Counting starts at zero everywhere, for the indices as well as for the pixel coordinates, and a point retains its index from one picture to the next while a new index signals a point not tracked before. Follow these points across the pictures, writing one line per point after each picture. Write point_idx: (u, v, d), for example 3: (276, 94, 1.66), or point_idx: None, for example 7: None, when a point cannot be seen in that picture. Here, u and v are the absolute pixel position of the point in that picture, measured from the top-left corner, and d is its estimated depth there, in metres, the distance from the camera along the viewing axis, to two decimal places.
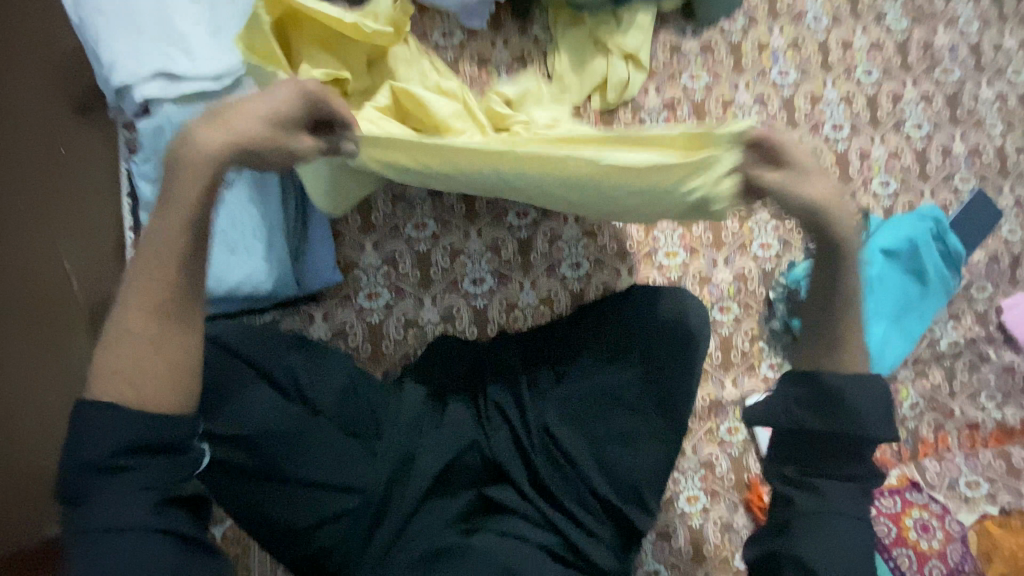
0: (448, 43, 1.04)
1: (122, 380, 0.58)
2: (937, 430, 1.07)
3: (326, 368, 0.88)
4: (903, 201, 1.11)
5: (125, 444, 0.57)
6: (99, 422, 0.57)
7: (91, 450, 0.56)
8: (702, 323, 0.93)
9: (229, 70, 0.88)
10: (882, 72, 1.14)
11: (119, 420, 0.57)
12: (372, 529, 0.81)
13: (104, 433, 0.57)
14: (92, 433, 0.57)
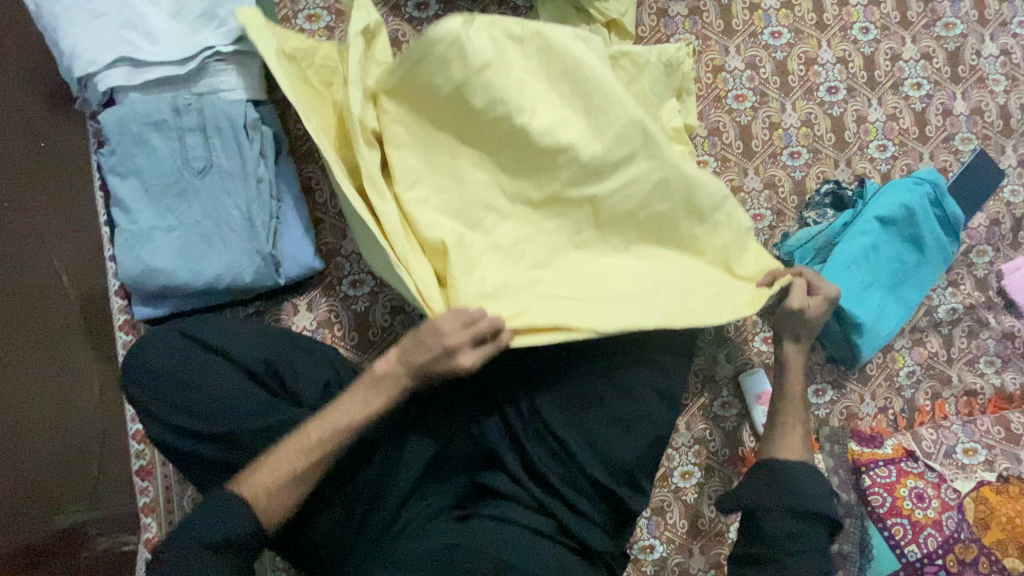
0: (422, 14, 0.99)
1: (260, 480, 0.71)
2: (933, 398, 1.08)
3: (310, 366, 0.87)
4: (900, 166, 1.08)
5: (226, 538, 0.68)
6: (221, 516, 0.68)
7: (206, 536, 0.67)
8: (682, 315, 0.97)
9: (196, 58, 0.85)
10: (876, 32, 1.09)
11: (224, 506, 0.69)
12: (365, 512, 0.81)
13: (208, 522, 0.68)
14: (211, 524, 0.68)
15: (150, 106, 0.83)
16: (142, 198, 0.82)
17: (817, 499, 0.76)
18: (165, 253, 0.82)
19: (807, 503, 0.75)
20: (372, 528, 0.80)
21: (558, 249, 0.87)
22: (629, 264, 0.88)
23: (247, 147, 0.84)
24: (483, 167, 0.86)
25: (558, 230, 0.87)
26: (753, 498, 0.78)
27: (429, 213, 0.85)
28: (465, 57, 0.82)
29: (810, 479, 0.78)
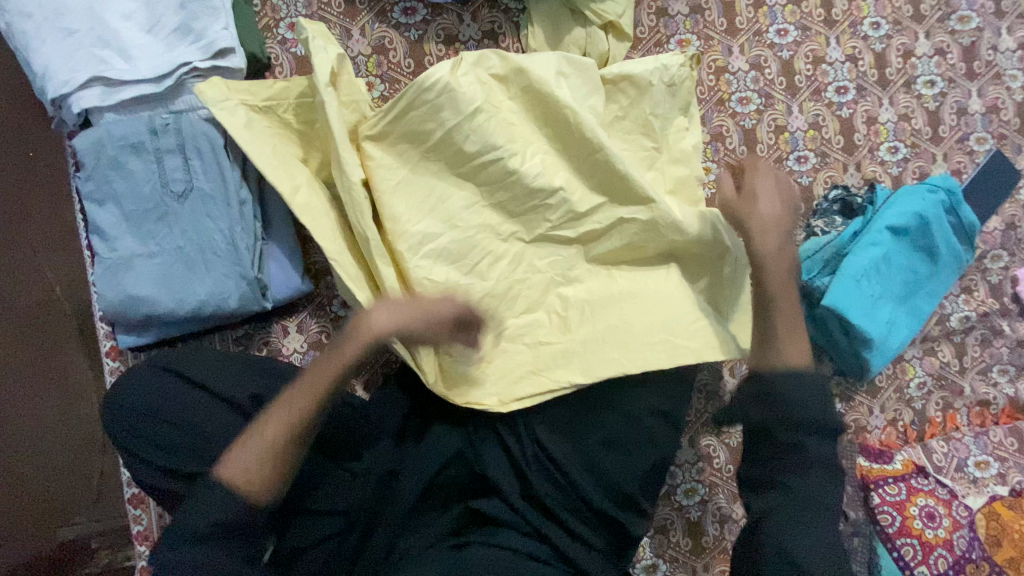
0: (409, 20, 0.95)
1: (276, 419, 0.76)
2: (944, 408, 1.05)
3: None
4: (912, 169, 1.04)
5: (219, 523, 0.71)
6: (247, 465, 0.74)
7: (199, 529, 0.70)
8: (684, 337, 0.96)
9: (173, 75, 0.81)
10: (888, 28, 1.03)
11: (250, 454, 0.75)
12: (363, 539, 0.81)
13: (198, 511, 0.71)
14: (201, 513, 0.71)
15: (126, 127, 0.79)
16: (120, 225, 0.79)
17: (811, 400, 0.66)
18: (147, 281, 0.79)
19: (807, 419, 0.65)
20: (369, 554, 0.80)
21: (548, 286, 0.94)
22: (623, 297, 0.93)
23: (228, 169, 0.81)
24: (474, 210, 0.90)
25: (550, 266, 0.94)
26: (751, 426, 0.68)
27: (425, 266, 0.87)
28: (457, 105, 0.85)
29: (800, 382, 0.67)
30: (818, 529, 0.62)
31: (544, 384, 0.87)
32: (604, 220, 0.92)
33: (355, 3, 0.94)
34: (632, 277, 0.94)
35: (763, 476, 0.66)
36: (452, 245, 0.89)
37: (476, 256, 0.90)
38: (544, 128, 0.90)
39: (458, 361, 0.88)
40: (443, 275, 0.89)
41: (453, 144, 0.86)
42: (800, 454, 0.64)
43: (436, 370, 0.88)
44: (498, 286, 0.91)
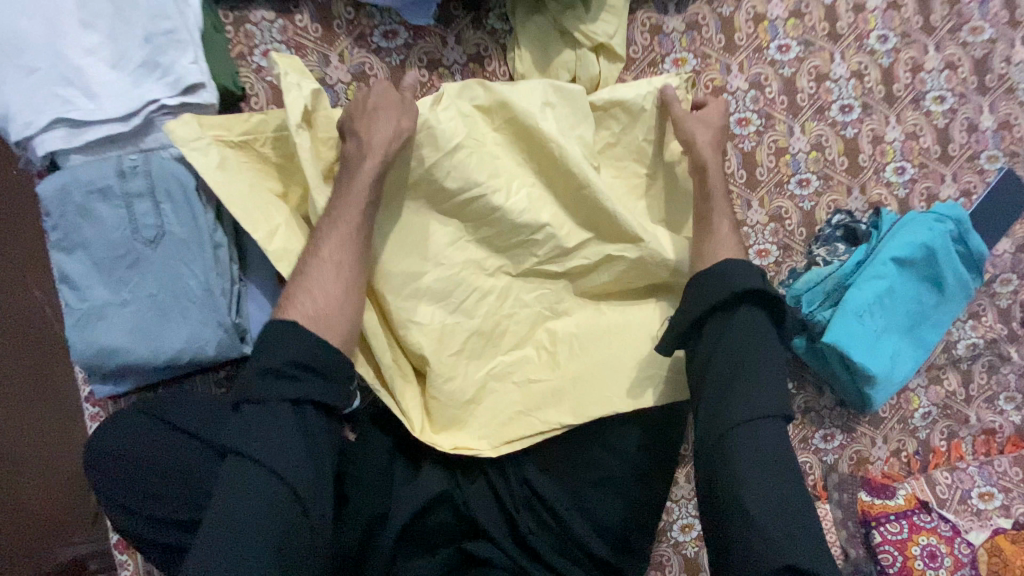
0: (390, 44, 0.90)
1: (309, 302, 0.76)
2: (949, 437, 1.02)
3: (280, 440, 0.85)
4: (919, 191, 1.00)
5: (302, 362, 0.72)
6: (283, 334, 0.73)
7: (269, 461, 0.68)
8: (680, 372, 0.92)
9: (141, 113, 0.77)
10: (895, 41, 0.98)
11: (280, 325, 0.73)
12: None
13: (262, 436, 0.70)
14: (274, 350, 0.72)
15: (93, 170, 0.76)
16: (90, 273, 0.76)
17: (760, 330, 0.76)
18: (120, 331, 0.76)
19: (762, 342, 0.75)
20: None
21: (536, 323, 0.90)
22: (613, 333, 0.89)
23: (201, 212, 0.78)
24: (457, 246, 0.86)
25: (539, 302, 0.90)
26: (727, 359, 0.75)
27: (410, 308, 0.84)
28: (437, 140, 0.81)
29: (754, 313, 0.77)
30: (774, 449, 0.70)
31: (534, 426, 0.84)
32: (595, 255, 0.88)
33: (332, 27, 0.89)
34: (622, 312, 0.91)
35: (735, 405, 0.72)
36: (436, 284, 0.85)
37: (461, 292, 0.87)
38: (531, 160, 0.87)
39: (443, 405, 0.85)
40: (428, 312, 0.85)
41: (435, 181, 0.83)
42: (761, 385, 0.73)
43: (422, 414, 0.86)
44: (485, 326, 0.87)
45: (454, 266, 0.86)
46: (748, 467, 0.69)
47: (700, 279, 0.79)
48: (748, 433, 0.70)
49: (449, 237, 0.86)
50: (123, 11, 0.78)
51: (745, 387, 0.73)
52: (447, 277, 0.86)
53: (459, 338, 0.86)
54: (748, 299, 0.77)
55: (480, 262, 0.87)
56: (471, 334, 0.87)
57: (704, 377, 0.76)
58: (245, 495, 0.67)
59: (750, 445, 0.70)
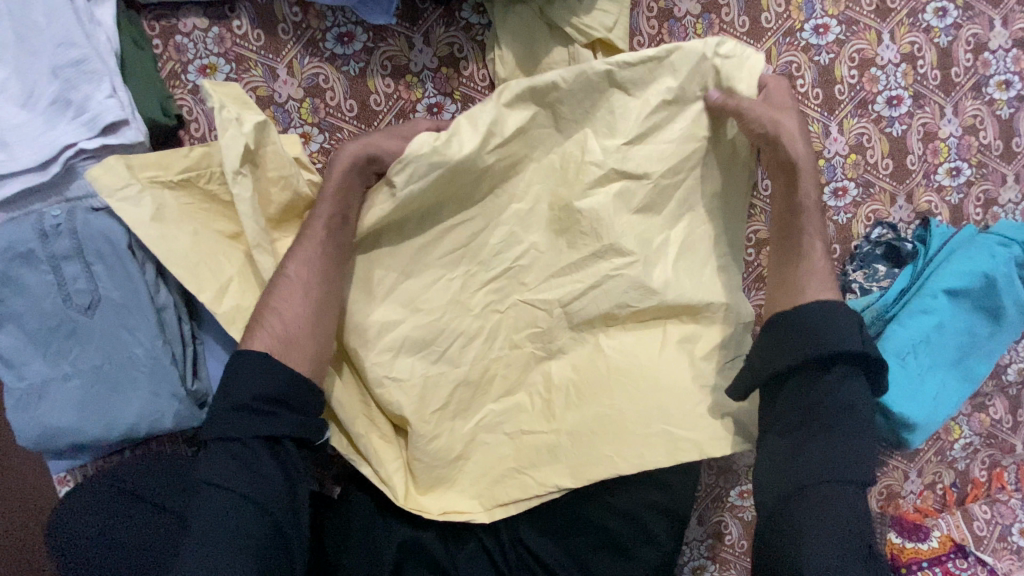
0: (346, 50, 0.76)
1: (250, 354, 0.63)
2: (992, 468, 0.92)
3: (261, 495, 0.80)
4: (975, 195, 0.85)
5: (275, 395, 0.61)
6: (257, 371, 0.61)
7: (244, 490, 0.58)
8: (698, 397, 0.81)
9: (58, 159, 0.66)
10: (957, 14, 0.81)
11: (250, 365, 0.61)
12: None
13: (241, 468, 0.59)
14: (243, 386, 0.60)
15: (11, 231, 0.66)
16: (25, 349, 0.68)
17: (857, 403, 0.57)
18: (64, 411, 0.69)
19: (861, 412, 0.57)
20: None
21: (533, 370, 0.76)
22: (619, 379, 0.73)
23: (138, 273, 0.68)
24: (437, 287, 0.72)
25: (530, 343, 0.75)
26: (805, 421, 0.58)
27: (385, 361, 0.70)
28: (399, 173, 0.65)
29: (853, 375, 0.58)
30: (857, 529, 0.54)
31: (529, 487, 0.73)
32: (595, 282, 0.73)
33: (276, 33, 0.75)
34: (631, 338, 0.75)
35: (804, 471, 0.56)
36: (413, 331, 0.71)
37: (444, 339, 0.72)
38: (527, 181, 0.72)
39: (428, 466, 0.73)
40: (405, 366, 0.71)
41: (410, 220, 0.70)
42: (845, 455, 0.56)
43: (405, 477, 0.74)
44: (475, 379, 0.74)
45: (435, 311, 0.72)
46: (813, 531, 0.53)
47: (780, 319, 0.61)
48: (821, 492, 0.55)
49: (423, 279, 0.72)
50: (22, 38, 0.66)
51: (824, 437, 0.57)
52: (426, 325, 0.71)
53: (439, 391, 0.72)
54: (851, 359, 0.58)
55: (466, 302, 0.73)
56: (457, 389, 0.73)
57: (784, 419, 0.59)
58: (217, 527, 0.57)
59: (824, 508, 0.54)
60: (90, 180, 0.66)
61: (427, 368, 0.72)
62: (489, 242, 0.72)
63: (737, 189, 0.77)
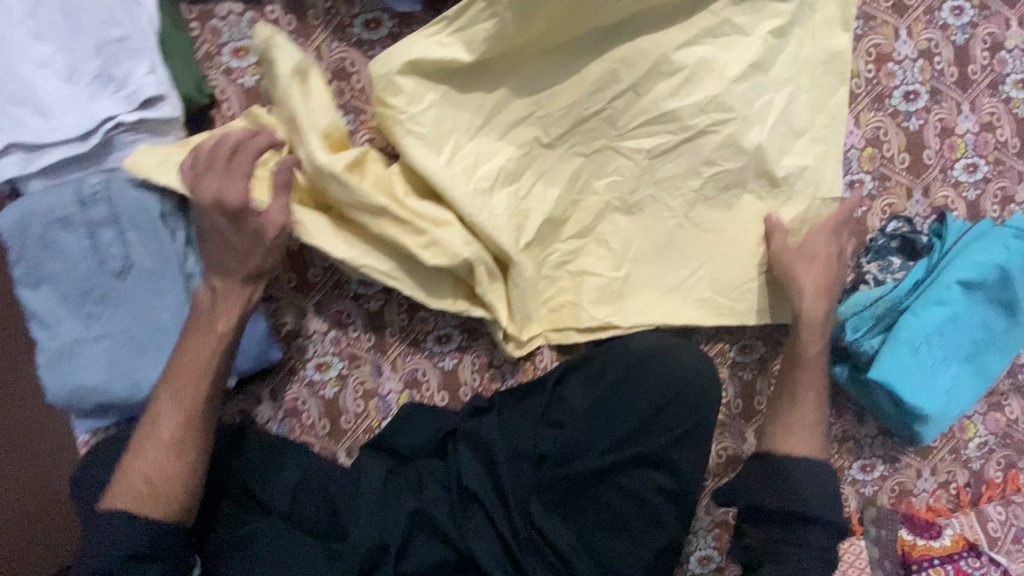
0: (372, 35, 0.79)
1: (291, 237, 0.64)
2: (1008, 468, 0.91)
3: (292, 452, 0.82)
4: (993, 192, 0.85)
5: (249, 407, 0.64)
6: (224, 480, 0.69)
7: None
8: (710, 380, 0.80)
9: (99, 129, 0.70)
10: (974, 13, 0.82)
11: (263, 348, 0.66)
12: None
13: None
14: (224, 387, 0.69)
15: (53, 197, 0.70)
16: (61, 309, 0.71)
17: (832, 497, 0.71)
18: (96, 370, 0.72)
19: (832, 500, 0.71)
20: None
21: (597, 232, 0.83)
22: (667, 248, 0.83)
23: (170, 240, 0.72)
24: (523, 125, 0.78)
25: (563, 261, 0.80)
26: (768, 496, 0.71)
27: (480, 189, 0.75)
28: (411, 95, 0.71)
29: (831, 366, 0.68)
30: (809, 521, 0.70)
31: (592, 319, 0.84)
32: (650, 153, 0.81)
33: (307, 18, 0.78)
34: (656, 265, 0.84)
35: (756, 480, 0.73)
36: (504, 163, 0.77)
37: (525, 184, 0.79)
38: (564, 82, 0.77)
39: (525, 294, 0.78)
40: (499, 196, 0.77)
41: (451, 107, 0.74)
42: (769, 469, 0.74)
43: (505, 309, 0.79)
44: (557, 218, 0.81)
45: (524, 150, 0.78)
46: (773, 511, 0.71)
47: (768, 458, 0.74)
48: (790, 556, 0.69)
49: (520, 113, 0.77)
50: (72, 17, 0.70)
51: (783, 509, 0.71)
52: (515, 163, 0.78)
53: (527, 213, 0.79)
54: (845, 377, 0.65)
55: (555, 145, 0.79)
56: (539, 217, 0.79)
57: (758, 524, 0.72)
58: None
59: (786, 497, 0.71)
60: (129, 166, 0.70)
61: (520, 200, 0.78)
62: (573, 87, 0.77)
63: (772, 111, 0.79)
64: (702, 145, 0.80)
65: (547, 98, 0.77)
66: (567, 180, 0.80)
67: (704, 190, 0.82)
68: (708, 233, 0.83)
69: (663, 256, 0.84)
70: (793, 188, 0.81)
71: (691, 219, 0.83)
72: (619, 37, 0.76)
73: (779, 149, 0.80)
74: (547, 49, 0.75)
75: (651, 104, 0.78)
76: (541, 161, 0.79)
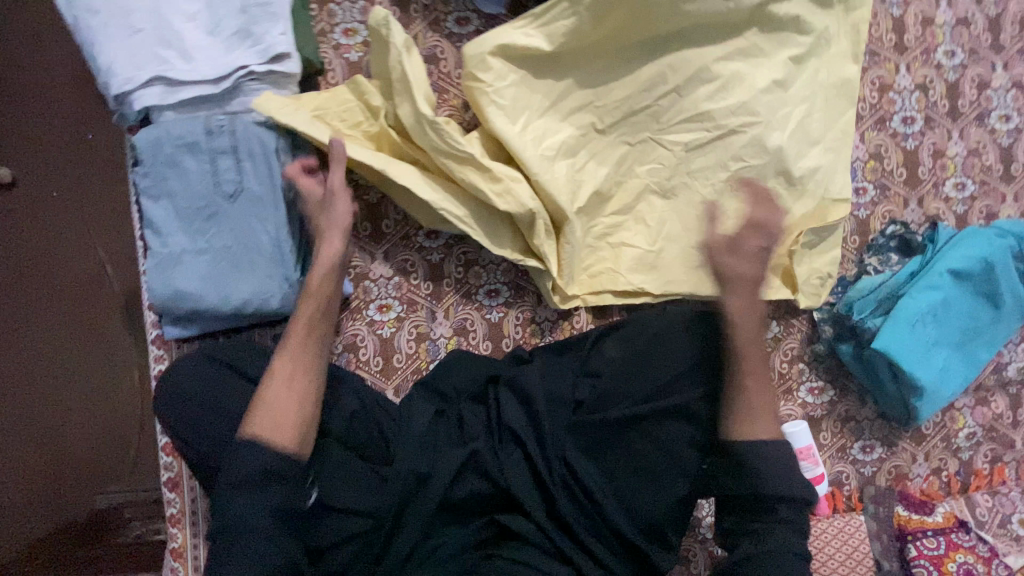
0: (462, 30, 0.95)
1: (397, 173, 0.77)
2: (995, 460, 1.00)
3: (350, 381, 0.88)
4: (978, 208, 0.99)
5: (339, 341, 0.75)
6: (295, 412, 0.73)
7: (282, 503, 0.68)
8: (739, 350, 0.88)
9: (232, 75, 0.83)
10: (960, 60, 0.99)
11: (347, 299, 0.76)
12: (388, 534, 0.82)
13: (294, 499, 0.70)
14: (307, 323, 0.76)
15: (184, 125, 0.81)
16: (173, 221, 0.81)
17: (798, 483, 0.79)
18: (195, 279, 0.81)
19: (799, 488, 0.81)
20: (397, 549, 0.82)
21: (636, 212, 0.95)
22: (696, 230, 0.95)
23: (278, 170, 0.83)
24: (584, 111, 0.91)
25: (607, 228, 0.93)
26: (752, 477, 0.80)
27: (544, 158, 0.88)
28: (498, 71, 0.85)
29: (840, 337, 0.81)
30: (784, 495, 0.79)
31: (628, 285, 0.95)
32: (687, 144, 0.93)
33: (409, 10, 0.94)
34: (687, 244, 0.95)
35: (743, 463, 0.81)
36: (565, 140, 0.90)
37: (581, 161, 0.92)
38: (621, 79, 0.91)
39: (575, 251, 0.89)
40: (560, 167, 0.90)
41: (527, 88, 0.88)
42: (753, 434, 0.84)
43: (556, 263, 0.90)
44: (604, 193, 0.93)
45: (583, 132, 0.92)
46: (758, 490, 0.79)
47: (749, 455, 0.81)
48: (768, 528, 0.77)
49: (582, 101, 0.91)
50: None
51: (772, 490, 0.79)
52: (575, 141, 0.91)
53: (581, 185, 0.91)
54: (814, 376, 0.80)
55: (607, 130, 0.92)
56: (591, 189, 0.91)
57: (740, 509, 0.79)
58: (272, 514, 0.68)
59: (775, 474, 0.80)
60: (255, 106, 0.82)
61: (576, 174, 0.91)
62: (628, 84, 0.91)
63: (793, 120, 0.93)
64: (733, 142, 0.93)
65: (605, 90, 0.91)
66: (616, 162, 0.93)
67: (732, 181, 0.94)
68: (734, 219, 0.95)
69: (693, 236, 0.95)
70: (808, 187, 0.94)
71: (719, 206, 0.94)
72: (669, 46, 0.91)
73: (798, 153, 0.94)
74: (610, 51, 0.90)
75: (692, 104, 0.92)
76: (595, 143, 0.92)
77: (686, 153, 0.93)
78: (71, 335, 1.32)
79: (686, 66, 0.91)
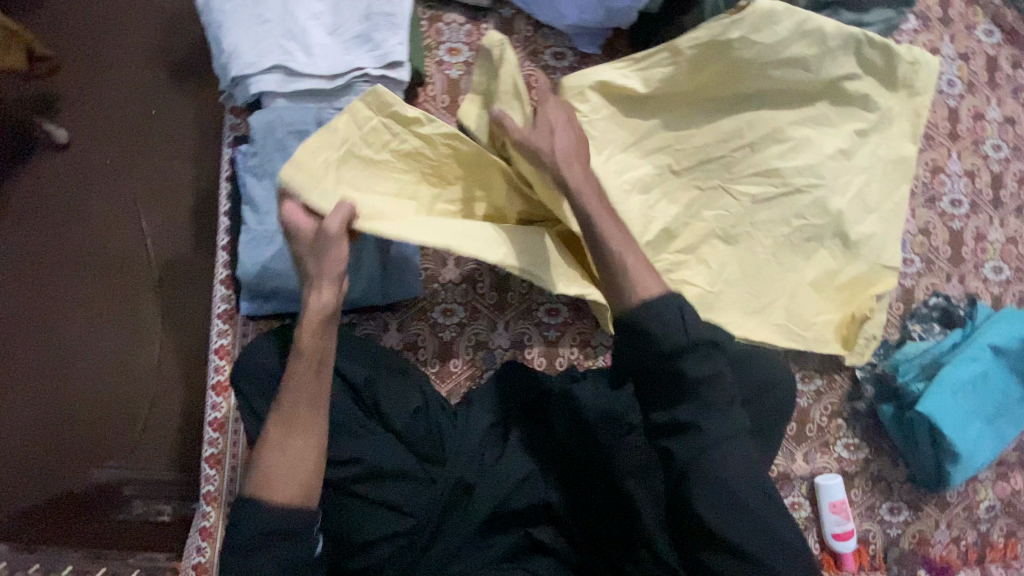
0: (558, 63, 1.01)
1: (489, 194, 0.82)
2: (1012, 536, 1.02)
3: (410, 381, 0.90)
4: (1012, 292, 1.05)
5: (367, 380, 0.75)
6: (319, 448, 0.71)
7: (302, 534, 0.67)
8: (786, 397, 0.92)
9: (348, 74, 0.88)
10: (1005, 154, 1.07)
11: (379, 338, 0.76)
12: (429, 538, 0.83)
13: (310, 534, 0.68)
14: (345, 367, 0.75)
15: (298, 114, 0.86)
16: (272, 200, 0.85)
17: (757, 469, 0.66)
18: (284, 257, 0.84)
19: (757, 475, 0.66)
20: (435, 552, 0.82)
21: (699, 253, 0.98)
22: (754, 277, 0.99)
23: None
24: (663, 153, 0.97)
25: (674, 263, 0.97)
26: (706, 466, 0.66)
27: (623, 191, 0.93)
28: (594, 105, 0.92)
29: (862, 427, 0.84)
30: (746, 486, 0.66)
31: None
32: (755, 196, 0.98)
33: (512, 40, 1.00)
34: (745, 289, 0.98)
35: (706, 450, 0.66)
36: (644, 177, 0.96)
37: (654, 197, 0.97)
38: (701, 128, 0.98)
39: None
40: (636, 200, 0.95)
41: (617, 124, 0.94)
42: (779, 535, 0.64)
43: None
44: (672, 230, 0.97)
45: (660, 172, 0.97)
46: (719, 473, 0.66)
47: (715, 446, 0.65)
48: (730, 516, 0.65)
49: (663, 143, 0.97)
50: None
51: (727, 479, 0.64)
52: (651, 179, 0.97)
53: (653, 220, 0.96)
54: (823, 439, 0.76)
55: (683, 173, 0.98)
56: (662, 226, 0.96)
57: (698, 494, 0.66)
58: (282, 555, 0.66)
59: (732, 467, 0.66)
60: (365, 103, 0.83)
61: (650, 209, 0.96)
62: (707, 133, 0.98)
63: (853, 187, 1.00)
64: (797, 200, 0.99)
65: (685, 136, 0.97)
66: (687, 203, 0.98)
67: (792, 236, 0.99)
68: (791, 272, 0.99)
69: (751, 283, 0.99)
70: (861, 251, 1.00)
71: (777, 258, 0.99)
72: (748, 106, 0.98)
73: (855, 217, 1.00)
74: (694, 102, 0.97)
75: (764, 160, 0.98)
76: (670, 184, 0.98)
77: (754, 203, 0.98)
78: (103, 300, 1.31)
79: (762, 124, 0.98)
